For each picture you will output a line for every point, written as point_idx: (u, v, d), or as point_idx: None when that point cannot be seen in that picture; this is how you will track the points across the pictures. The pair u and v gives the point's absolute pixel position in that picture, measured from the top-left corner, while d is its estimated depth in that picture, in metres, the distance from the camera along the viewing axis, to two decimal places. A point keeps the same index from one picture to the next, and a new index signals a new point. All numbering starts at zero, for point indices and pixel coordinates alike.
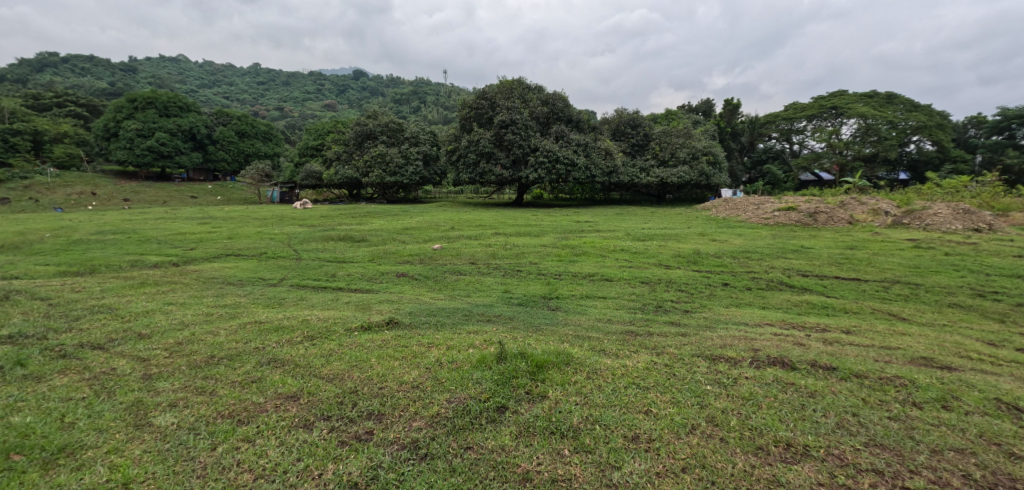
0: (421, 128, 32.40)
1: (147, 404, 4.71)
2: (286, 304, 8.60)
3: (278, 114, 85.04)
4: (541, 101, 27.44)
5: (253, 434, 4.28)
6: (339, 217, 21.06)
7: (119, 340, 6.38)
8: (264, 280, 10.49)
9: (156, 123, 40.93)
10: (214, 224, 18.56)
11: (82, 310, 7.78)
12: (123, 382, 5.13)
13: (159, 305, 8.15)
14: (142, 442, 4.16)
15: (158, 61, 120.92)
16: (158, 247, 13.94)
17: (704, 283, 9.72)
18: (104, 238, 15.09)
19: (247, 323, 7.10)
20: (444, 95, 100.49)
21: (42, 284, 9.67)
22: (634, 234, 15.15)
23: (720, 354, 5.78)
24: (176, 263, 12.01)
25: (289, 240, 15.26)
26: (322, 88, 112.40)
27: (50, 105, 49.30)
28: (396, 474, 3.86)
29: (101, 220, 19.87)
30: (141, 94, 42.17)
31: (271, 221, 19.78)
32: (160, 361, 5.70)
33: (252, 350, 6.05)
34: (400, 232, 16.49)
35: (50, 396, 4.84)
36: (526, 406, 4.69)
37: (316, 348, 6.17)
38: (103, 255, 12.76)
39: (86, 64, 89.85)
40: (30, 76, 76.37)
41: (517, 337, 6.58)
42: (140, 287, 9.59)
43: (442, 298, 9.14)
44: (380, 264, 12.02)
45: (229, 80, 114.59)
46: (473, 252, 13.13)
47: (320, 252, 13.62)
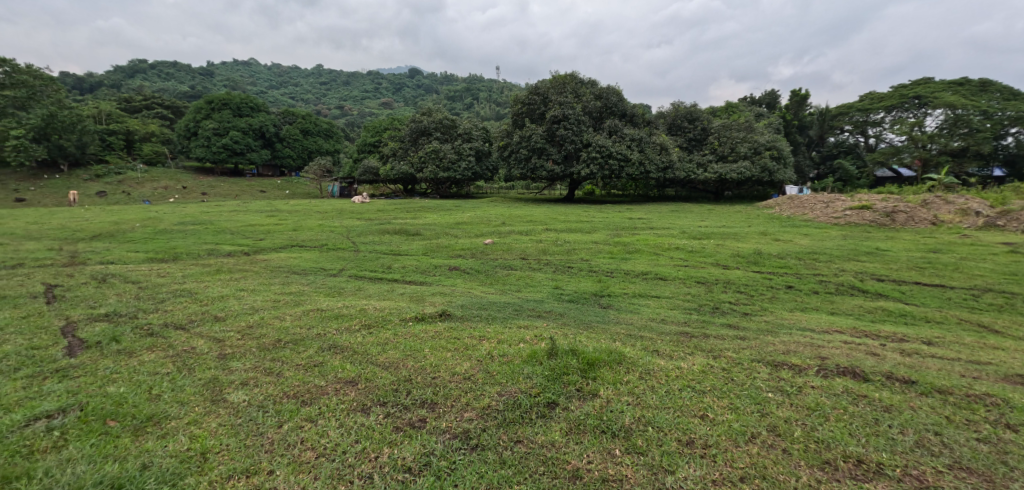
0: (474, 124, 32.68)
1: (222, 381, 5.07)
2: (345, 293, 9.01)
3: (339, 112, 88.66)
4: (595, 95, 27.07)
5: (315, 414, 4.52)
6: (395, 211, 21.68)
7: (198, 322, 6.91)
8: (325, 270, 11.01)
9: (230, 123, 43.80)
10: (280, 217, 19.65)
11: (166, 293, 8.47)
12: (201, 361, 5.55)
13: (232, 291, 8.73)
14: (218, 416, 4.48)
15: (233, 65, 129.45)
16: (231, 237, 14.93)
17: (766, 285, 9.25)
18: (185, 229, 16.34)
19: (310, 310, 7.49)
20: (496, 91, 100.90)
21: (134, 269, 10.62)
22: (690, 233, 14.66)
23: (783, 361, 5.50)
24: (247, 253, 12.82)
25: (349, 232, 15.91)
26: (380, 86, 115.95)
27: (140, 107, 53.95)
28: (447, 462, 3.95)
29: (182, 212, 21.51)
30: (217, 97, 45.34)
31: (331, 214, 20.68)
32: (234, 343, 6.12)
33: (314, 335, 6.38)
34: (453, 227, 16.79)
35: (140, 370, 5.30)
36: (577, 404, 4.66)
37: (373, 336, 6.43)
38: (184, 244, 13.80)
39: (169, 69, 97.35)
40: (124, 81, 83.77)
41: (568, 334, 6.55)
42: (215, 273, 10.32)
43: (493, 292, 9.25)
44: (433, 258, 12.31)
45: (294, 81, 120.66)
46: (524, 247, 13.17)
47: (377, 244, 14.08)
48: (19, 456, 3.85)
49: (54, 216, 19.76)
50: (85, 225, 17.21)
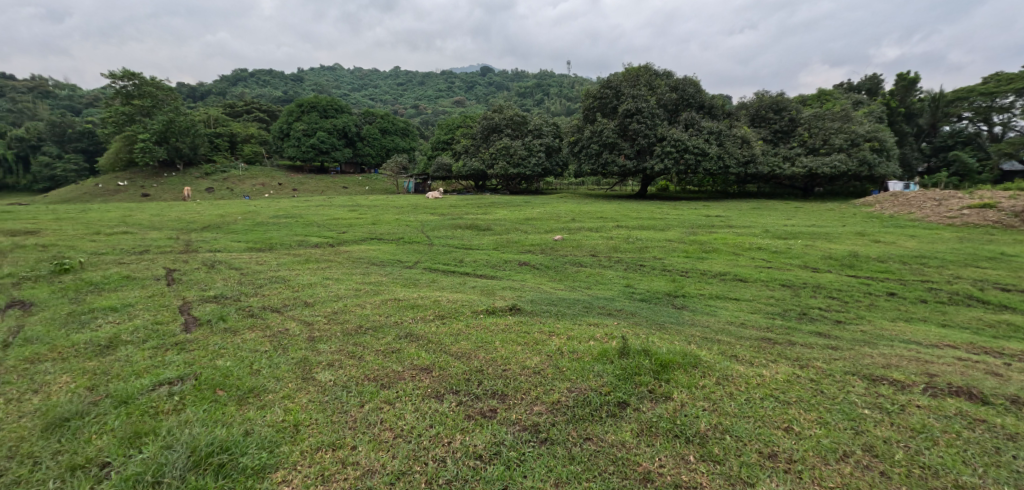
0: (544, 120, 32.55)
1: (312, 361, 5.48)
2: (420, 284, 9.38)
3: (415, 111, 92.05)
4: (670, 87, 26.10)
5: (393, 397, 4.77)
6: (466, 207, 22.21)
7: (290, 306, 7.53)
8: (401, 262, 11.52)
9: (317, 124, 46.94)
10: (360, 212, 20.82)
11: (263, 279, 9.29)
12: (293, 341, 6.04)
13: (320, 279, 9.39)
14: (307, 393, 4.85)
15: (320, 70, 138.39)
16: (318, 230, 16.03)
17: (863, 291, 8.46)
18: (278, 222, 17.78)
19: (388, 299, 7.89)
20: (567, 86, 99.96)
21: (236, 257, 11.74)
22: (775, 232, 13.74)
23: (881, 375, 5.02)
24: (332, 244, 13.73)
25: (423, 226, 16.53)
26: (454, 85, 118.83)
27: (242, 111, 59.22)
28: (517, 453, 4.00)
29: (276, 206, 23.44)
30: (306, 100, 48.76)
31: (407, 209, 21.58)
32: (321, 326, 6.60)
33: (392, 323, 6.72)
34: (522, 222, 16.91)
35: (242, 346, 5.86)
36: (649, 405, 4.54)
37: (446, 326, 6.66)
38: (278, 235, 15.03)
39: (266, 76, 105.89)
40: (228, 89, 92.38)
41: (640, 334, 6.39)
42: (304, 262, 11.15)
43: (562, 288, 9.21)
44: (504, 252, 12.48)
45: (374, 83, 126.85)
46: (595, 244, 12.99)
47: (449, 239, 14.50)
48: (147, 414, 4.40)
49: (171, 209, 22.26)
50: (196, 218, 19.24)
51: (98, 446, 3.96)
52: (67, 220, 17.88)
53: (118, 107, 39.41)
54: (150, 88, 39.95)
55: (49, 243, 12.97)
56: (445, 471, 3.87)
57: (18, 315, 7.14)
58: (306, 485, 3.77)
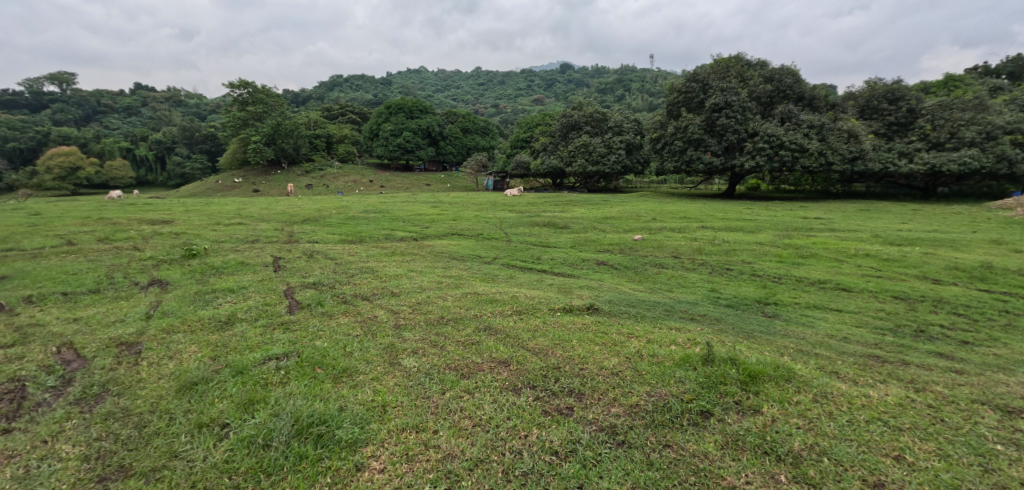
0: (626, 117, 31.72)
1: (397, 348, 5.79)
2: (498, 280, 9.57)
3: (495, 110, 93.62)
4: (764, 79, 24.41)
5: (473, 388, 4.91)
6: (544, 205, 22.26)
7: (379, 295, 8.01)
8: (480, 257, 11.81)
9: (404, 125, 49.31)
10: (442, 208, 21.60)
11: (355, 269, 9.95)
12: (381, 328, 6.42)
13: (405, 271, 9.88)
14: (394, 377, 5.12)
15: (408, 73, 145.11)
16: (403, 224, 16.86)
17: (998, 308, 7.38)
18: (367, 216, 18.92)
19: (469, 293, 8.13)
20: (650, 81, 96.46)
21: (331, 248, 12.66)
22: (886, 237, 12.38)
23: (1019, 408, 4.36)
24: (415, 238, 14.38)
25: (501, 223, 16.80)
26: (533, 83, 119.15)
27: (338, 113, 63.59)
28: (593, 452, 3.97)
29: (366, 202, 24.99)
30: (394, 102, 51.37)
31: (486, 206, 22.05)
32: (406, 315, 6.95)
33: (472, 316, 6.93)
34: (600, 221, 16.63)
35: (337, 330, 6.33)
36: (735, 417, 4.30)
37: (524, 321, 6.74)
38: (367, 229, 16.01)
39: (359, 80, 112.96)
40: (326, 93, 99.73)
41: (726, 341, 6.06)
42: (391, 255, 11.79)
43: (641, 290, 8.96)
44: (581, 251, 12.37)
45: (457, 83, 130.69)
46: (677, 245, 12.48)
47: (527, 236, 14.60)
48: (258, 384, 4.89)
49: (276, 204, 24.49)
50: (297, 211, 21.01)
51: (219, 409, 4.46)
52: (193, 211, 20.28)
53: (235, 113, 44.14)
54: (261, 95, 44.30)
55: (180, 232, 14.80)
56: (521, 463, 3.93)
57: (157, 292, 8.23)
58: (392, 461, 4.01)
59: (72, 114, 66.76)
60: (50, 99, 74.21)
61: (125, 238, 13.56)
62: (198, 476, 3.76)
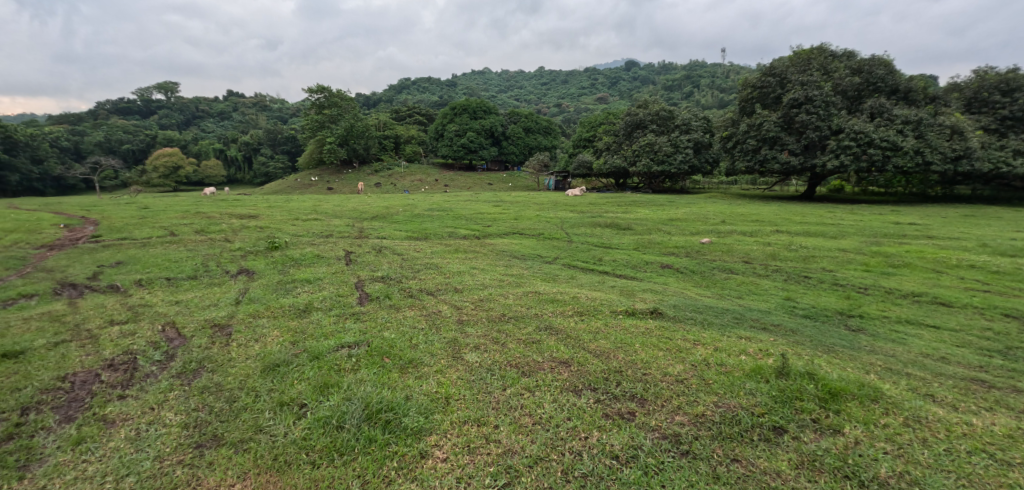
0: (694, 115, 30.52)
1: (461, 342, 5.93)
2: (559, 280, 9.53)
3: (558, 110, 93.21)
4: (851, 71, 22.62)
5: (533, 386, 4.95)
6: (606, 205, 21.90)
7: (443, 290, 8.23)
8: (542, 257, 11.83)
9: (468, 125, 50.29)
10: (503, 207, 21.83)
11: (420, 265, 10.29)
12: (446, 322, 6.61)
13: (467, 268, 10.09)
14: (457, 371, 5.26)
15: (473, 75, 147.81)
16: (466, 223, 17.22)
17: None
18: (431, 214, 19.49)
19: (530, 292, 8.17)
20: (721, 77, 91.95)
21: (398, 244, 13.17)
22: (993, 246, 11.09)
23: None
24: (478, 237, 14.64)
25: (562, 223, 16.71)
26: (597, 82, 117.30)
27: (406, 115, 65.93)
28: (655, 460, 3.90)
29: (430, 200, 25.77)
30: (459, 103, 52.52)
31: (547, 206, 22.03)
32: (469, 311, 7.10)
33: (533, 315, 6.95)
34: (665, 223, 16.12)
35: (403, 323, 6.59)
36: (811, 436, 4.06)
37: (585, 323, 6.68)
38: (431, 226, 16.50)
39: (426, 83, 116.51)
40: (395, 96, 103.78)
41: (802, 354, 5.69)
42: (454, 252, 12.08)
43: (709, 295, 8.59)
44: (645, 253, 12.05)
45: (520, 84, 131.38)
46: (749, 249, 11.85)
47: (588, 236, 14.43)
48: (332, 369, 5.19)
49: (347, 201, 25.81)
50: (367, 208, 22.04)
51: (298, 390, 4.78)
52: (275, 207, 21.85)
53: (313, 116, 46.96)
54: (336, 98, 46.86)
55: (264, 226, 15.99)
56: (580, 464, 3.92)
57: (244, 280, 8.96)
58: (455, 452, 4.13)
59: (175, 119, 74.02)
60: (157, 106, 82.64)
61: (217, 230, 14.85)
62: (279, 450, 4.05)
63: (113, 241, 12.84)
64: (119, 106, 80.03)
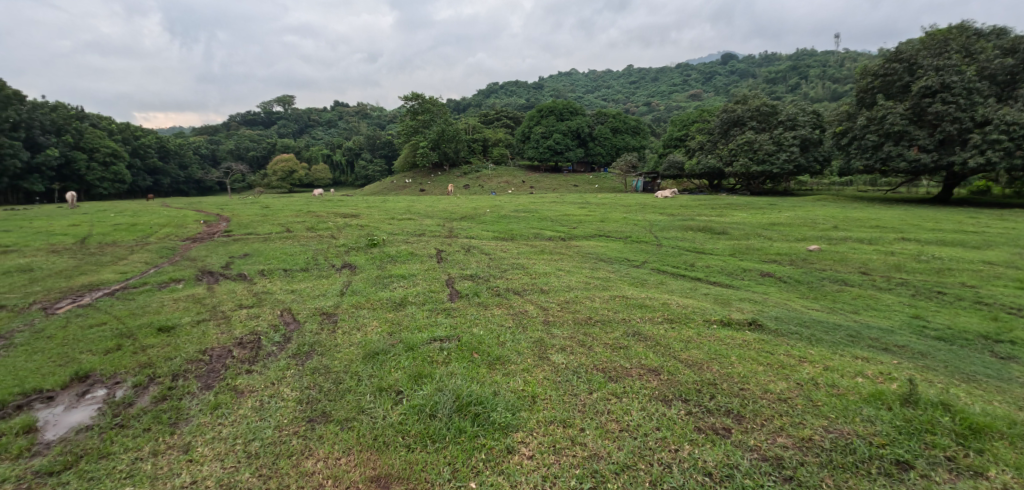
0: (802, 109, 28.01)
1: (546, 343, 5.95)
2: (648, 285, 9.23)
3: (647, 109, 90.27)
4: (1002, 52, 19.50)
5: (620, 392, 4.87)
6: (700, 208, 20.83)
7: (529, 291, 8.32)
8: (629, 261, 11.52)
9: (555, 127, 50.37)
10: (589, 209, 21.61)
11: (507, 265, 10.49)
12: (532, 322, 6.67)
13: (553, 269, 10.10)
14: (542, 371, 5.28)
15: (561, 76, 147.79)
16: (552, 224, 17.26)
17: None
18: (518, 215, 19.78)
19: (617, 296, 7.99)
20: (834, 66, 83.47)
21: (485, 244, 13.52)
22: None
23: None
24: (563, 238, 14.61)
25: (651, 226, 16.16)
26: (691, 77, 111.77)
27: (495, 118, 67.48)
28: (754, 482, 3.73)
29: (516, 202, 26.15)
30: (546, 105, 52.81)
31: (635, 208, 21.46)
32: (556, 312, 7.10)
33: (620, 319, 6.79)
34: (766, 227, 14.97)
35: (491, 320, 6.75)
36: (945, 477, 3.66)
37: (676, 331, 6.39)
38: (518, 227, 16.74)
39: (514, 86, 118.66)
40: (484, 100, 106.66)
41: (933, 381, 5.02)
42: (540, 253, 12.14)
43: (817, 308, 7.86)
44: (742, 260, 11.29)
45: (609, 83, 129.02)
46: (866, 259, 10.66)
47: (679, 240, 13.82)
48: (425, 361, 5.46)
49: (439, 202, 26.97)
50: (456, 209, 22.89)
51: (395, 378, 5.08)
52: (374, 207, 23.42)
53: (408, 122, 49.72)
54: (429, 104, 49.14)
55: (364, 224, 17.20)
56: (671, 477, 3.83)
57: (348, 274, 9.71)
58: (541, 450, 4.18)
59: (291, 129, 82.21)
60: (277, 117, 92.26)
61: (324, 228, 16.24)
62: (379, 431, 4.33)
63: (241, 236, 14.53)
64: (246, 118, 90.49)
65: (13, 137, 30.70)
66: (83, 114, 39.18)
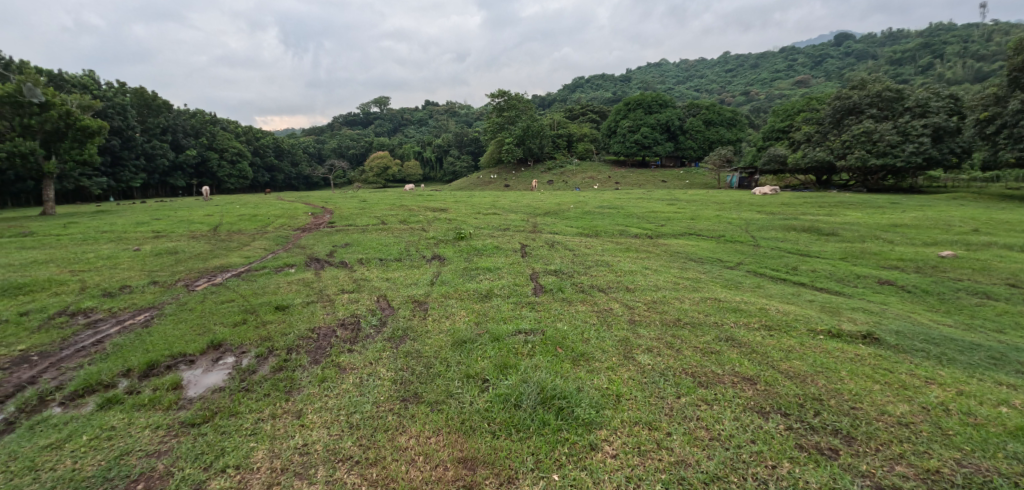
0: (934, 93, 24.59)
1: (632, 343, 5.80)
2: (743, 288, 8.64)
3: (746, 98, 84.23)
4: None
5: (711, 398, 4.69)
6: (804, 206, 19.10)
7: (614, 288, 8.14)
8: (722, 261, 10.86)
9: (643, 120, 48.74)
10: (678, 206, 20.67)
11: (591, 262, 10.34)
12: (617, 321, 6.54)
13: (639, 268, 9.80)
14: (628, 370, 5.17)
15: (650, 67, 142.56)
16: (638, 221, 16.74)
17: None
18: (602, 211, 19.41)
19: (708, 298, 7.57)
20: (976, 41, 72.19)
21: (569, 240, 13.43)
22: None
23: None
24: (650, 236, 14.12)
25: (747, 225, 15.10)
26: (797, 62, 102.37)
27: (580, 113, 66.70)
28: None
29: (601, 198, 25.69)
30: (634, 98, 51.30)
31: (729, 205, 20.17)
32: (642, 312, 6.90)
33: (712, 323, 6.43)
34: (885, 229, 13.37)
35: (575, 316, 6.72)
36: None
37: (775, 339, 5.93)
38: (602, 224, 16.44)
39: (600, 80, 116.49)
40: (570, 95, 105.80)
41: None
42: (625, 251, 11.83)
43: (948, 324, 6.89)
44: (855, 264, 10.20)
45: (703, 72, 122.16)
46: (1014, 268, 9.17)
47: (780, 241, 12.79)
48: (510, 352, 5.57)
49: (522, 197, 27.24)
50: (540, 204, 22.99)
51: (482, 366, 5.23)
52: (461, 202, 24.18)
53: (494, 119, 50.73)
54: (514, 101, 49.74)
55: (452, 218, 17.83)
56: None
57: (437, 265, 10.14)
58: (625, 450, 4.14)
59: (386, 128, 87.48)
60: (374, 116, 98.46)
61: (415, 221, 17.07)
62: (466, 415, 4.49)
63: (342, 227, 15.71)
64: (347, 118, 97.56)
65: (163, 140, 35.65)
66: (214, 118, 44.43)
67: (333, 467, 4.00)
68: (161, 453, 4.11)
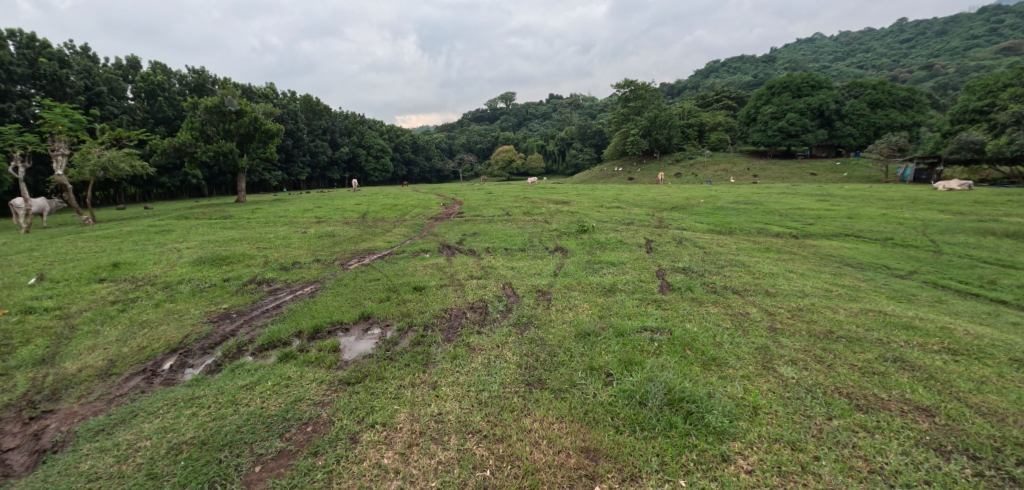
0: None
1: (772, 352, 5.26)
2: (918, 301, 7.32)
3: (926, 73, 70.89)
4: None
5: (872, 426, 4.13)
6: (1007, 204, 15.57)
7: (752, 291, 7.44)
8: (889, 268, 9.33)
9: (790, 105, 43.80)
10: (831, 202, 18.18)
11: (724, 261, 9.55)
12: (755, 326, 5.97)
13: (782, 270, 8.83)
14: (768, 381, 4.71)
15: (801, 45, 126.99)
16: (781, 219, 15.08)
17: None
18: (738, 207, 17.83)
19: (871, 310, 6.55)
20: None
21: (700, 237, 12.56)
22: None
23: None
24: (796, 235, 12.64)
25: (924, 226, 12.78)
26: (1003, 23, 83.02)
27: (714, 99, 61.93)
28: None
29: (736, 192, 23.63)
30: (779, 81, 46.42)
31: (899, 203, 17.23)
32: (785, 319, 6.21)
33: (875, 339, 5.55)
34: None
35: (705, 318, 6.27)
36: None
37: (961, 366, 4.96)
38: (737, 220, 15.12)
39: (740, 63, 106.79)
40: (703, 81, 98.68)
41: None
42: (765, 251, 10.73)
43: None
44: None
45: (869, 45, 105.31)
46: None
47: (971, 247, 10.60)
48: (636, 348, 5.40)
49: (647, 191, 26.17)
50: (666, 198, 21.85)
51: (605, 360, 5.15)
52: (582, 195, 23.97)
53: (620, 110, 49.46)
54: (642, 90, 47.84)
55: (574, 211, 17.77)
56: None
57: (560, 257, 10.18)
58: (763, 468, 3.85)
59: (511, 123, 89.96)
60: (500, 111, 101.75)
61: (538, 213, 17.31)
62: (589, 406, 4.47)
63: (470, 217, 16.55)
64: (476, 114, 102.23)
65: (323, 138, 40.75)
66: (363, 118, 49.60)
67: (463, 437, 4.27)
68: (325, 404, 4.74)
